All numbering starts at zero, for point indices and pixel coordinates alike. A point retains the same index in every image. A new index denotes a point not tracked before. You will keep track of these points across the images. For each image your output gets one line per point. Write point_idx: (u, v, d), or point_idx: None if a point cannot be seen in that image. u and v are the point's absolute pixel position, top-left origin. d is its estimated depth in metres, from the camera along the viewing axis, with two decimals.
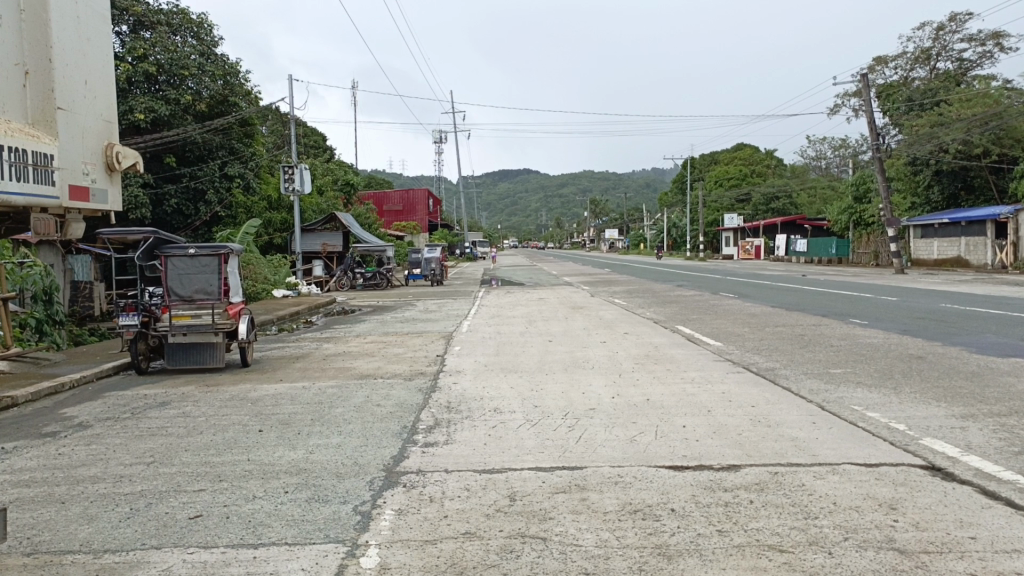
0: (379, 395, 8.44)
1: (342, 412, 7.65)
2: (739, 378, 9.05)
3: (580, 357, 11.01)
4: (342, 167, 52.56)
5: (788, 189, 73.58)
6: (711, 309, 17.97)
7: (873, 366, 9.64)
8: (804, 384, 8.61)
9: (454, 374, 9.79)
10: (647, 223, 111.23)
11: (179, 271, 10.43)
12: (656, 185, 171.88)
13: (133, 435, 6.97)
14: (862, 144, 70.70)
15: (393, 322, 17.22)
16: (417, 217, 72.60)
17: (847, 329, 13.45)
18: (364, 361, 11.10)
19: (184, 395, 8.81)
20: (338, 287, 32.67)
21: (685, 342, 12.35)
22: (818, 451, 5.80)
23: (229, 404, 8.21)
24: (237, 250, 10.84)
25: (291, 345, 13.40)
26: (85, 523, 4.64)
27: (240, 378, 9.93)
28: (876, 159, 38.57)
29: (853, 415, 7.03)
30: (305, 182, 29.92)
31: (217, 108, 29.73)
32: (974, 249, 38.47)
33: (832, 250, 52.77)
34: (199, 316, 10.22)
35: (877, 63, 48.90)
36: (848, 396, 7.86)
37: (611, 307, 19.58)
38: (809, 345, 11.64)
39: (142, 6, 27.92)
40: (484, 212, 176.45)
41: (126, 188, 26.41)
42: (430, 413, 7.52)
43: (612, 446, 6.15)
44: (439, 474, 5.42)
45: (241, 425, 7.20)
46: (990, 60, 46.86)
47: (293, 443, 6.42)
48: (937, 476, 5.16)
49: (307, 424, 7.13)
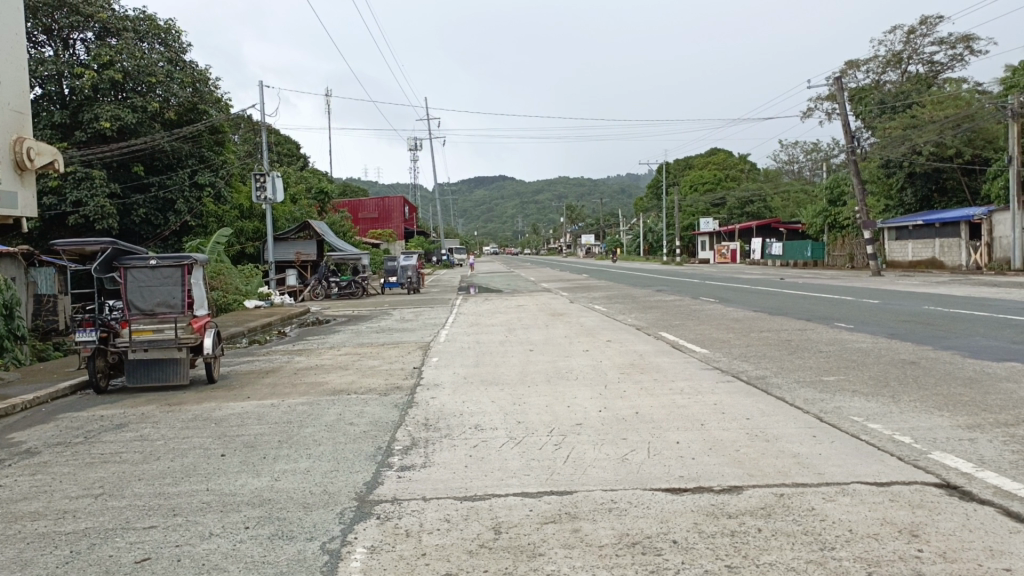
0: (352, 413, 7.95)
1: (313, 432, 7.15)
2: (729, 388, 8.65)
3: (563, 367, 10.58)
4: (316, 175, 51.85)
5: (763, 194, 74.10)
6: (693, 314, 17.67)
7: (866, 372, 9.33)
8: (798, 393, 8.23)
9: (432, 389, 9.30)
10: (623, 229, 111.37)
11: (139, 283, 9.84)
12: (631, 190, 172.32)
13: (83, 463, 6.42)
14: (834, 147, 71.36)
15: (368, 333, 16.67)
16: (393, 224, 71.91)
17: (833, 333, 13.18)
18: (337, 375, 10.57)
19: (143, 416, 8.26)
20: (312, 297, 31.97)
21: (670, 350, 11.98)
22: (824, 469, 5.41)
23: (191, 425, 7.66)
24: (201, 260, 10.28)
25: (260, 359, 12.81)
26: (17, 570, 4.12)
27: (205, 395, 9.36)
28: (851, 161, 38.69)
29: (854, 427, 6.67)
30: (277, 190, 29.27)
31: (186, 115, 29.10)
32: (948, 250, 38.67)
33: (807, 253, 52.97)
34: (161, 331, 9.66)
35: (849, 67, 49.19)
36: (846, 406, 7.51)
37: (591, 313, 19.20)
38: (797, 351, 11.30)
39: (108, 12, 27.15)
40: (460, 218, 175.96)
41: (92, 198, 25.55)
42: (406, 431, 7.06)
43: (603, 466, 5.72)
44: (417, 503, 4.95)
45: (202, 449, 6.68)
46: (960, 63, 47.39)
47: (257, 469, 5.91)
48: (954, 496, 4.80)
49: (273, 447, 6.62)
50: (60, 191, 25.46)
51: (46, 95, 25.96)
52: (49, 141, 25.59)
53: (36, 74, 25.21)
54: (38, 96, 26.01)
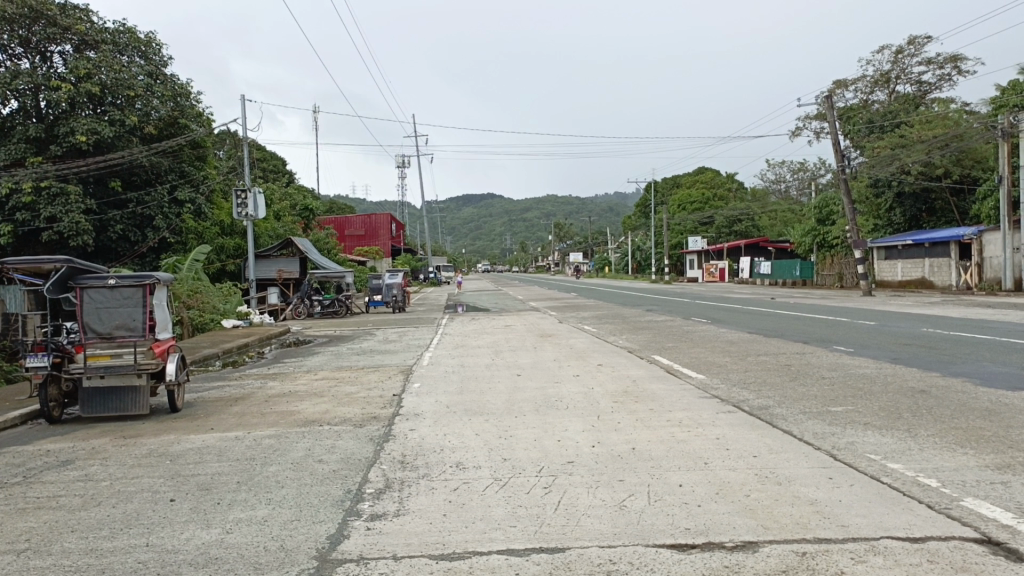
0: (323, 448, 7.28)
1: (275, 472, 6.45)
2: (731, 420, 8.02)
3: (552, 395, 9.92)
4: (301, 191, 51.17)
5: (750, 214, 74.34)
6: (685, 336, 17.13)
7: (876, 402, 8.75)
8: (806, 426, 7.62)
9: (412, 419, 8.63)
10: (612, 247, 111.28)
11: (97, 304, 9.13)
12: (618, 208, 172.49)
13: (14, 509, 5.69)
14: (822, 167, 71.58)
15: (348, 355, 15.93)
16: (380, 242, 71.50)
17: (833, 357, 12.66)
18: (311, 403, 9.88)
19: (93, 450, 7.54)
20: (294, 315, 31.23)
21: (665, 375, 11.36)
22: (848, 521, 4.81)
23: (144, 462, 6.96)
24: (164, 280, 9.60)
25: (231, 384, 12.06)
26: None
27: (165, 426, 8.65)
28: (842, 179, 38.55)
29: (872, 467, 6.10)
30: (258, 206, 28.51)
31: (166, 130, 28.49)
32: (938, 269, 38.46)
33: (796, 272, 52.83)
34: (119, 356, 8.97)
35: (837, 86, 49.17)
36: (860, 442, 6.92)
37: (581, 335, 18.55)
38: (799, 378, 10.68)
39: (87, 24, 26.54)
40: (448, 236, 175.68)
41: (66, 215, 24.76)
42: (380, 471, 6.39)
43: (599, 515, 5.09)
44: (385, 563, 4.32)
45: (152, 491, 5.97)
46: (948, 83, 47.57)
47: (208, 519, 5.22)
48: (1000, 555, 4.22)
49: (230, 490, 5.93)
50: (34, 207, 24.61)
51: (22, 109, 25.25)
52: (23, 155, 24.83)
53: (11, 87, 24.47)
54: (13, 110, 25.30)
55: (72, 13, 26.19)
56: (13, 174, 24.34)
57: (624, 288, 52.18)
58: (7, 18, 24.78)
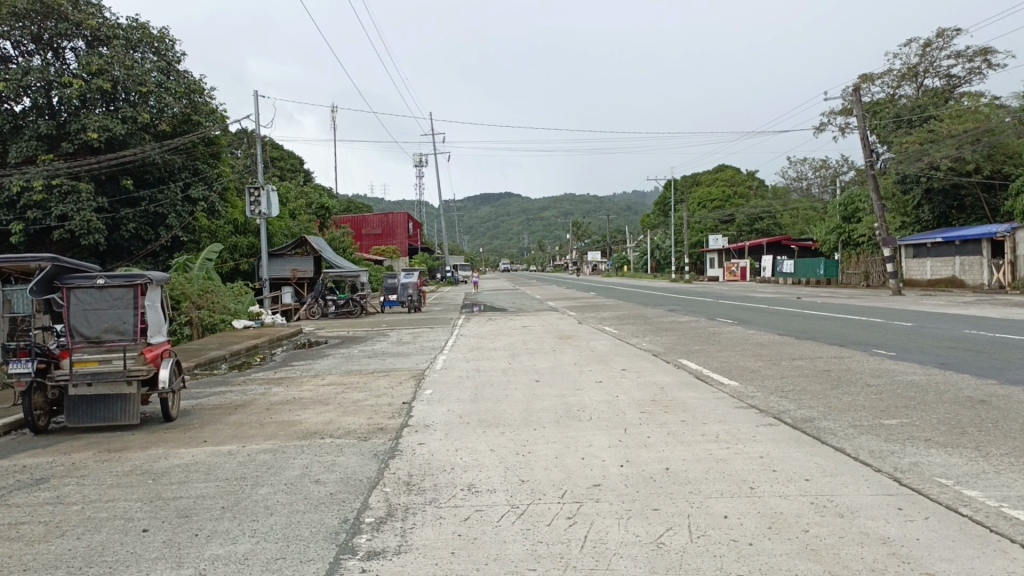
0: (322, 465, 6.59)
1: (266, 495, 5.75)
2: (775, 435, 7.20)
3: (574, 405, 9.13)
4: (317, 190, 50.75)
5: (772, 212, 73.33)
6: (712, 338, 16.31)
7: (933, 414, 7.91)
8: (861, 442, 6.81)
9: (422, 431, 7.90)
10: (630, 246, 110.23)
11: (84, 306, 8.48)
12: (637, 208, 171.59)
13: None
14: (846, 165, 70.37)
15: (360, 358, 15.24)
16: (397, 240, 71.00)
17: (875, 362, 11.80)
18: (314, 413, 9.18)
19: (72, 467, 6.87)
20: (308, 315, 30.64)
21: (695, 382, 10.55)
22: (933, 567, 4.06)
23: (123, 482, 6.27)
24: (157, 279, 8.94)
25: (234, 390, 11.36)
26: None
27: (155, 439, 7.98)
28: (869, 175, 37.50)
29: (945, 495, 5.31)
30: (271, 204, 27.87)
31: (180, 127, 28.04)
32: (969, 267, 37.26)
33: (820, 270, 51.71)
34: (109, 361, 8.32)
35: (864, 80, 48.01)
36: (925, 463, 6.12)
37: (603, 336, 17.76)
38: (841, 386, 9.84)
39: (99, 19, 26.11)
40: (467, 236, 175.57)
41: (77, 213, 24.30)
42: (383, 495, 5.68)
43: (633, 556, 4.33)
44: None
45: (124, 520, 5.27)
46: (978, 77, 46.29)
47: (182, 556, 4.53)
48: None
49: (212, 518, 5.23)
50: (45, 205, 24.15)
51: (34, 106, 24.79)
52: (34, 152, 24.32)
53: (23, 84, 23.98)
54: (26, 107, 24.89)
55: (84, 8, 25.75)
56: (24, 172, 23.88)
57: (645, 287, 51.13)
58: (18, 13, 24.35)
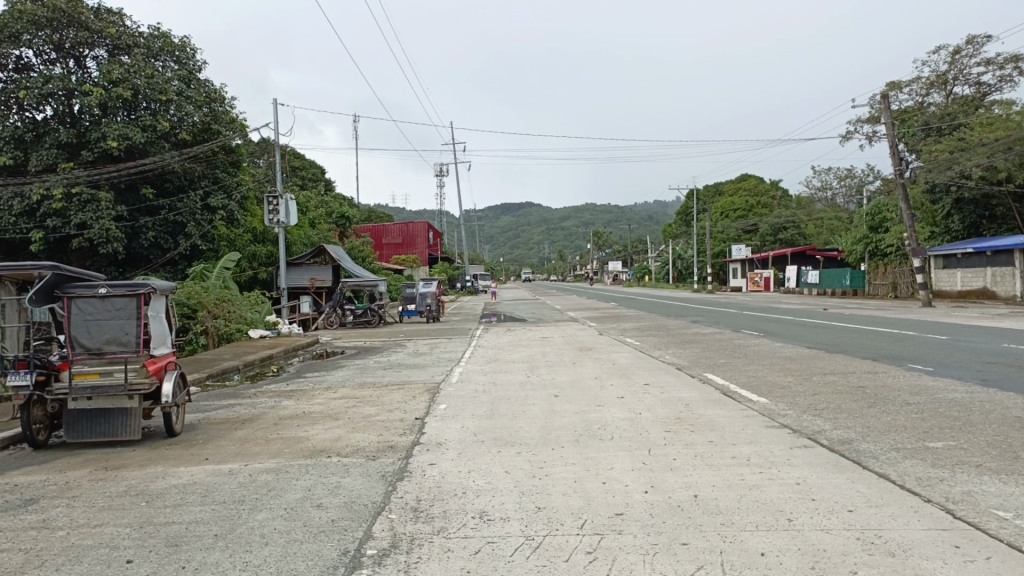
0: (326, 488, 6.18)
1: (264, 522, 5.35)
2: (811, 459, 6.69)
3: (595, 422, 8.65)
4: (337, 199, 50.60)
5: (796, 221, 72.26)
6: (738, 351, 15.76)
7: (980, 437, 7.34)
8: (906, 469, 6.28)
9: (433, 450, 7.48)
10: (652, 256, 109.29)
11: (85, 317, 8.18)
12: (659, 218, 170.64)
13: None
14: (871, 175, 69.24)
15: (375, 370, 14.82)
16: (417, 250, 70.69)
17: (911, 379, 11.20)
18: (322, 428, 8.79)
19: (65, 486, 6.53)
20: (326, 325, 30.16)
21: (721, 399, 10.03)
22: None
23: (115, 505, 5.89)
24: (162, 289, 8.62)
25: (242, 403, 11.00)
26: None
27: (155, 456, 7.64)
28: (898, 184, 36.66)
29: (1007, 530, 4.80)
30: (289, 213, 27.57)
31: (199, 135, 27.96)
32: (1001, 279, 36.28)
33: (846, 281, 50.68)
34: (109, 374, 8.00)
35: (891, 88, 47.15)
36: (980, 492, 5.59)
37: (624, 349, 17.24)
38: (879, 404, 9.28)
39: (120, 28, 26.15)
40: (487, 245, 175.42)
41: (96, 221, 24.20)
42: (388, 522, 5.25)
43: None
44: None
45: (109, 549, 4.88)
46: (1009, 84, 45.28)
47: None
48: None
49: (202, 548, 4.84)
50: (64, 213, 24.08)
51: (55, 115, 24.74)
52: (55, 160, 24.24)
53: (44, 91, 23.97)
54: (48, 115, 24.84)
55: (105, 17, 25.82)
56: (44, 180, 23.84)
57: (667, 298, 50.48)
58: (40, 21, 24.38)
